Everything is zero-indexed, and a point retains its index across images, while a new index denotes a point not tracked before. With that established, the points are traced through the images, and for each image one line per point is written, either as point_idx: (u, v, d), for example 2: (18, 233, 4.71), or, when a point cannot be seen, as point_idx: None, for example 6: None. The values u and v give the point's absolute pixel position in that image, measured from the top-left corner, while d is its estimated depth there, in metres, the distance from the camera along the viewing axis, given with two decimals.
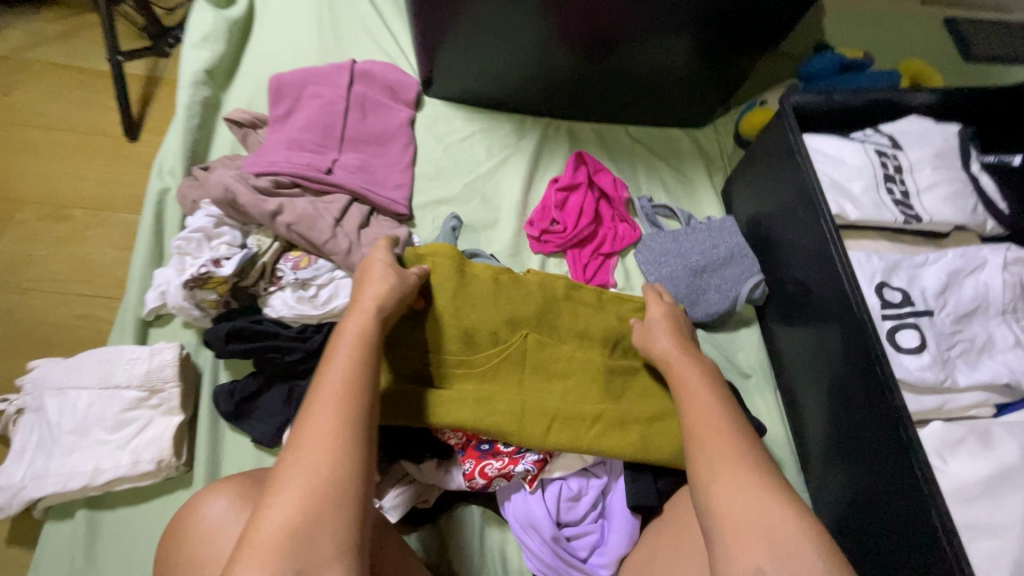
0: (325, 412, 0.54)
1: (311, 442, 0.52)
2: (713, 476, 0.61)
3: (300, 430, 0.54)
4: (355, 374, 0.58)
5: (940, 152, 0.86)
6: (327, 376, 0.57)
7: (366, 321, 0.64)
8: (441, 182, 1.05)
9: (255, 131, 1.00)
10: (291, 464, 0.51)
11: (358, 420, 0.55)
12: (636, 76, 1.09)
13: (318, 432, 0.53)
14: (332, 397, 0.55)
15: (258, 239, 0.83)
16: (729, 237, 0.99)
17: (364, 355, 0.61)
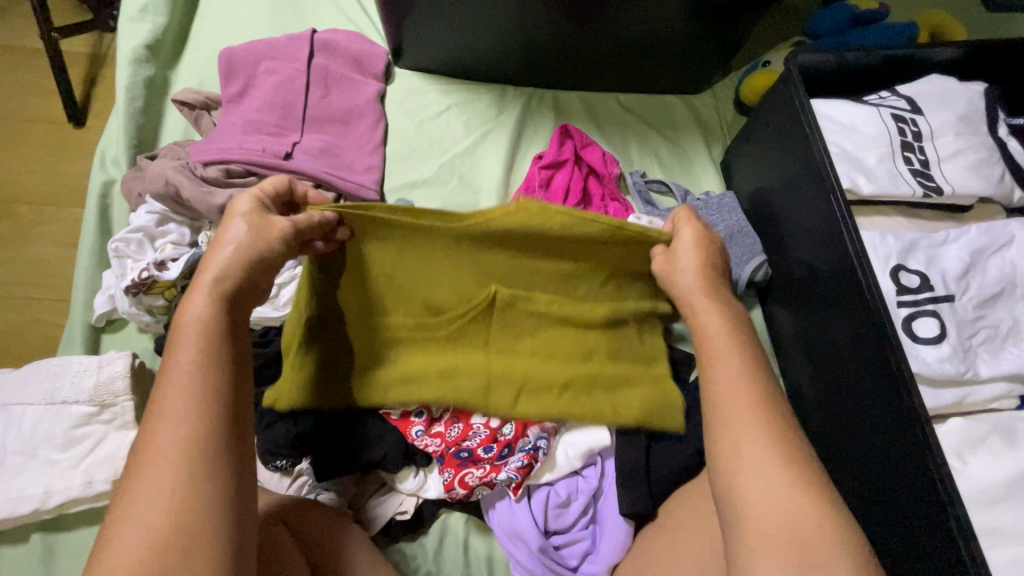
0: (171, 430, 0.46)
1: (150, 465, 0.45)
2: (729, 448, 0.54)
3: (144, 445, 0.46)
4: (205, 375, 0.49)
5: (964, 115, 0.77)
6: (169, 380, 0.48)
7: (211, 301, 0.53)
8: (415, 163, 0.97)
9: (208, 114, 0.92)
10: (132, 490, 0.44)
11: (215, 429, 0.47)
12: (625, 38, 0.99)
13: (160, 451, 0.45)
14: (179, 407, 0.47)
15: (208, 235, 0.75)
16: (729, 214, 0.91)
17: (211, 344, 0.50)
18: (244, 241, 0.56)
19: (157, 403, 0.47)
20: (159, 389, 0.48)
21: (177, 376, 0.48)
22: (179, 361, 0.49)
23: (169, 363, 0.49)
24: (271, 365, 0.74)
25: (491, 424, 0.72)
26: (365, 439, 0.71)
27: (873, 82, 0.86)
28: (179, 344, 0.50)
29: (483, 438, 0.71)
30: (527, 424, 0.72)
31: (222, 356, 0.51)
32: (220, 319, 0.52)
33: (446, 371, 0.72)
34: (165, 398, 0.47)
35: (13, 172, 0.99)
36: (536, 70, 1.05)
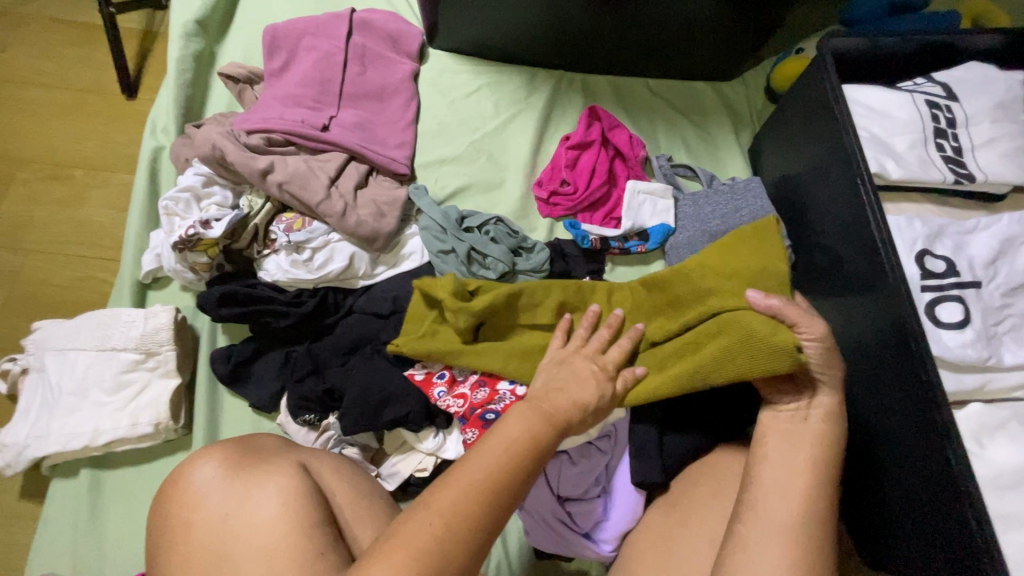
0: (462, 486, 0.52)
1: (438, 511, 0.50)
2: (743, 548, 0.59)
3: (432, 493, 0.52)
4: (494, 493, 0.52)
5: (1002, 102, 0.76)
6: (458, 483, 0.52)
7: (538, 421, 0.58)
8: (445, 141, 1.00)
9: (251, 87, 0.96)
10: (408, 526, 0.49)
11: (473, 529, 0.50)
12: (660, 23, 0.99)
13: (451, 501, 0.51)
14: (439, 518, 0.50)
15: (250, 199, 0.82)
16: (753, 199, 0.91)
17: (522, 464, 0.55)
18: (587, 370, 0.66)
19: (427, 500, 0.51)
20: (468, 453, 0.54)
21: (456, 488, 0.51)
22: (463, 467, 0.53)
23: (488, 447, 0.55)
24: (301, 326, 0.79)
25: (518, 391, 0.73)
26: (388, 396, 0.72)
27: (908, 68, 0.85)
28: (497, 455, 0.54)
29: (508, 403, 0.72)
30: None
31: (522, 478, 0.54)
32: (536, 444, 0.56)
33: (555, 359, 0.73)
34: (438, 494, 0.51)
35: (68, 138, 1.05)
36: (568, 53, 1.07)
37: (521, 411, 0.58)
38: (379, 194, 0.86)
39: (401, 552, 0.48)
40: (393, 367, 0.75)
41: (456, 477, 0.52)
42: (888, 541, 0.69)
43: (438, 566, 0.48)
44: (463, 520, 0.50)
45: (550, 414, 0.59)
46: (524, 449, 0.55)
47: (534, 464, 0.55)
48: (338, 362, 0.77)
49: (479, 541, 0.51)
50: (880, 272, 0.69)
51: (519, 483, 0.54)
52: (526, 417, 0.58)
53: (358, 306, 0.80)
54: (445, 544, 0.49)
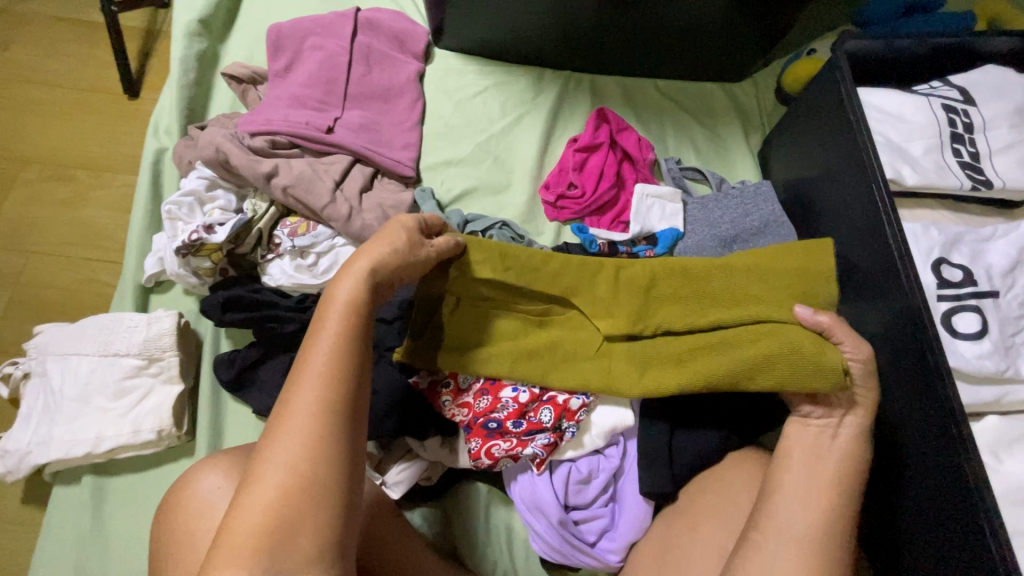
0: (307, 387, 0.51)
1: (295, 420, 0.49)
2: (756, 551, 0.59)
3: (281, 408, 0.51)
4: (344, 357, 0.52)
5: (1021, 107, 0.74)
6: (307, 367, 0.52)
7: (362, 284, 0.55)
8: (450, 142, 0.98)
9: (255, 87, 0.95)
10: (273, 444, 0.49)
11: (333, 414, 0.50)
12: (670, 23, 0.98)
13: (302, 407, 0.50)
14: (306, 403, 0.50)
15: (254, 202, 0.80)
16: (764, 204, 0.90)
17: (358, 327, 0.54)
18: (384, 246, 0.57)
19: (290, 388, 0.51)
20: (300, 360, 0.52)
21: (307, 373, 0.51)
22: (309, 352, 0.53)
23: (310, 352, 0.52)
24: (306, 330, 0.77)
25: (520, 399, 0.72)
26: (394, 404, 0.71)
27: (924, 71, 0.83)
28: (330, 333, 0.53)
29: (511, 412, 0.71)
30: (563, 410, 0.71)
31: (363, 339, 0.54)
32: (360, 312, 0.54)
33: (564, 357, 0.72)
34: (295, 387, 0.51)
35: (70, 138, 1.04)
36: (576, 53, 1.05)
37: (341, 283, 0.55)
38: (385, 197, 0.85)
39: (280, 445, 0.49)
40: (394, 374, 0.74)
41: (304, 370, 0.51)
42: (898, 551, 0.68)
43: (318, 434, 0.49)
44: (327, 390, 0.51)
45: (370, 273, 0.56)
46: (353, 314, 0.54)
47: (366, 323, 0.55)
48: None
49: (349, 397, 0.52)
50: (895, 280, 0.68)
51: (360, 341, 0.54)
52: (355, 286, 0.55)
53: None
54: (315, 419, 0.49)
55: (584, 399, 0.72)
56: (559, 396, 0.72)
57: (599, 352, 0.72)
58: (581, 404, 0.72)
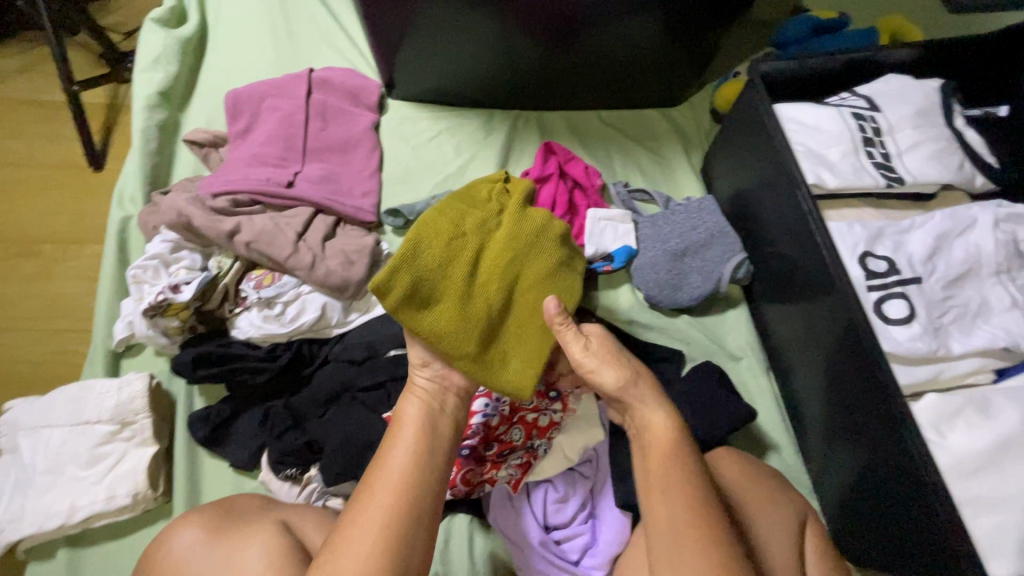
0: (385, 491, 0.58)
1: (367, 518, 0.56)
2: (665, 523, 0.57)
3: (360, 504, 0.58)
4: (413, 478, 0.59)
5: (921, 109, 0.81)
6: (385, 471, 0.59)
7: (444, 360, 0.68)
8: (409, 186, 1.04)
9: (216, 150, 0.99)
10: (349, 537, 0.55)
11: (409, 515, 0.57)
12: (604, 58, 1.06)
13: (377, 503, 0.57)
14: (383, 502, 0.57)
15: (219, 260, 0.83)
16: (709, 217, 0.96)
17: (428, 449, 0.62)
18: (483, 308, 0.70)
19: (368, 485, 0.59)
20: (378, 462, 0.61)
21: (373, 494, 0.58)
22: (379, 474, 0.60)
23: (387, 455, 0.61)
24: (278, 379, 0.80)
25: (490, 422, 0.74)
26: (369, 443, 0.73)
27: (835, 84, 0.91)
28: (399, 454, 0.61)
29: (483, 436, 0.74)
30: (532, 427, 0.75)
31: (437, 460, 0.62)
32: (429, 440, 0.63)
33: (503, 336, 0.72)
34: (364, 504, 0.58)
35: (36, 214, 1.07)
36: (521, 92, 1.13)
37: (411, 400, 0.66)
38: (347, 242, 0.88)
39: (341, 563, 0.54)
40: (365, 412, 0.76)
41: (377, 481, 0.59)
42: (870, 536, 0.71)
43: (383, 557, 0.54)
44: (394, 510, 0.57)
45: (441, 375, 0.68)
46: (427, 427, 0.63)
47: (442, 446, 0.63)
48: (317, 413, 0.78)
49: (418, 517, 0.58)
50: (828, 276, 0.73)
51: (431, 457, 0.62)
52: (432, 404, 0.66)
53: (332, 354, 0.82)
54: (383, 544, 0.54)
55: (553, 416, 0.76)
56: (526, 415, 0.75)
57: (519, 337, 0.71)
58: (550, 421, 0.76)
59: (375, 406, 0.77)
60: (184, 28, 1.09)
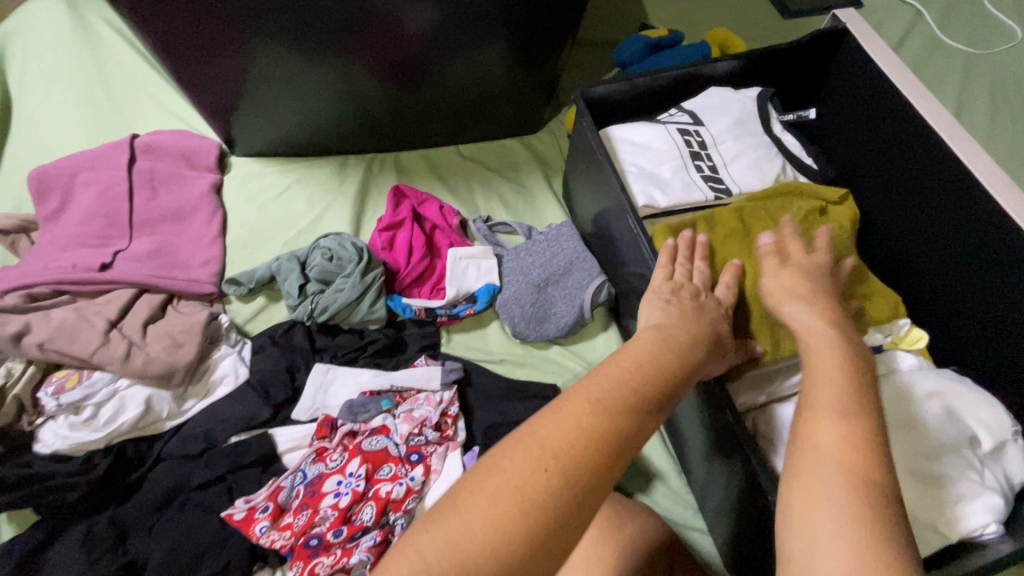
0: (533, 456, 0.39)
1: (486, 490, 0.38)
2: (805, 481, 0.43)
3: (486, 467, 0.40)
4: (599, 425, 0.42)
5: (739, 119, 0.84)
6: (535, 431, 0.41)
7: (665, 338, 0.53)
8: (258, 247, 0.97)
9: (26, 236, 0.89)
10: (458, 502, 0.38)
11: (542, 512, 0.37)
12: (451, 94, 1.04)
13: (510, 471, 0.39)
14: (515, 476, 0.38)
15: (10, 364, 0.72)
16: (567, 242, 0.94)
17: (598, 434, 0.42)
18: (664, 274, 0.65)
19: (507, 444, 0.41)
20: (536, 418, 0.43)
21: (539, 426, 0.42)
22: (562, 404, 0.43)
23: (551, 414, 0.43)
24: (95, 492, 0.70)
25: (341, 504, 0.69)
26: (202, 550, 0.67)
27: (666, 100, 0.92)
28: (595, 387, 0.45)
29: (331, 522, 0.68)
30: (387, 501, 0.70)
31: (639, 416, 0.44)
32: (607, 422, 0.43)
33: None
34: (554, 409, 0.43)
35: None
36: (375, 134, 1.09)
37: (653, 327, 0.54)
38: (174, 322, 0.80)
39: (479, 494, 0.38)
40: (202, 514, 0.70)
41: (526, 437, 0.41)
42: (750, 552, 0.71)
43: (557, 474, 0.39)
44: (566, 448, 0.40)
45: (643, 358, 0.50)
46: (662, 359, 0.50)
47: (661, 381, 0.48)
48: (146, 524, 0.69)
49: (591, 476, 0.40)
50: None
51: (610, 448, 0.41)
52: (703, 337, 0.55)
53: (165, 451, 0.74)
54: (490, 539, 0.36)
55: (411, 485, 0.72)
56: (381, 489, 0.71)
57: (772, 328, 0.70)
58: (407, 491, 0.72)
59: (213, 504, 0.71)
60: None
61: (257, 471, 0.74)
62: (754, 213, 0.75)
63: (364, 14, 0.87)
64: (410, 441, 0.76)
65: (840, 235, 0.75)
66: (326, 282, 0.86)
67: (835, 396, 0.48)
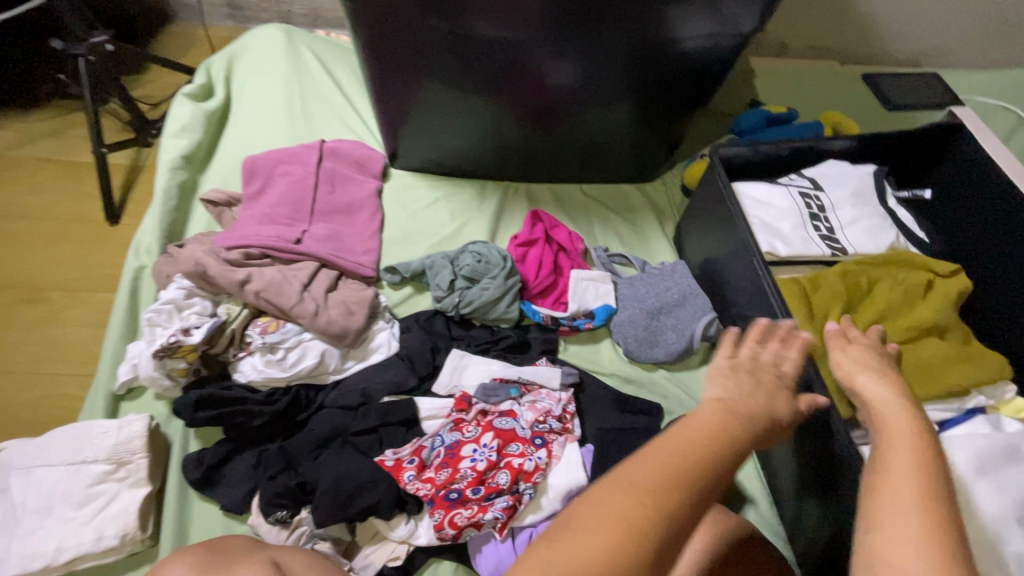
0: (613, 508, 0.48)
1: (578, 534, 0.47)
2: (879, 531, 0.48)
3: (579, 516, 0.49)
4: (675, 483, 0.50)
5: (857, 191, 0.94)
6: (624, 482, 0.50)
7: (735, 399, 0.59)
8: (408, 246, 1.13)
9: (230, 209, 1.08)
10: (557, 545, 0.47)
11: (632, 554, 0.46)
12: (585, 141, 1.20)
13: (601, 516, 0.48)
14: (604, 523, 0.47)
15: (228, 307, 0.89)
16: (680, 279, 1.05)
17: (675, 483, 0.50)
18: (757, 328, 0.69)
19: (594, 495, 0.50)
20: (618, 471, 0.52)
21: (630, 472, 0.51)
22: (634, 467, 0.52)
23: (634, 466, 0.52)
24: (274, 422, 0.84)
25: (479, 467, 0.79)
26: (359, 485, 0.76)
27: (787, 167, 1.04)
28: (684, 437, 0.54)
29: (470, 480, 0.78)
30: (518, 472, 0.79)
31: (711, 473, 0.52)
32: (686, 475, 0.51)
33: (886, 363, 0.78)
34: (637, 467, 0.52)
35: (51, 263, 1.12)
36: (512, 167, 1.26)
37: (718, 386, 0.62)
38: (348, 294, 0.94)
39: (575, 539, 0.47)
40: (358, 456, 0.80)
41: (606, 489, 0.50)
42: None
43: (637, 522, 0.47)
44: (645, 505, 0.48)
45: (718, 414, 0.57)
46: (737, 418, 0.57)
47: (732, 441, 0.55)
48: (309, 456, 0.82)
49: (665, 530, 0.48)
50: None
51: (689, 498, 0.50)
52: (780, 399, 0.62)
53: (328, 401, 0.87)
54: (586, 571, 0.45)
55: (538, 462, 0.81)
56: (512, 461, 0.81)
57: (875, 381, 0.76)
58: (535, 466, 0.81)
59: (367, 450, 0.82)
60: (210, 102, 1.21)
61: (402, 429, 0.85)
62: (856, 277, 0.85)
63: (519, 67, 1.04)
64: (536, 425, 0.86)
65: (929, 310, 0.82)
66: (475, 281, 0.99)
67: (909, 444, 0.55)
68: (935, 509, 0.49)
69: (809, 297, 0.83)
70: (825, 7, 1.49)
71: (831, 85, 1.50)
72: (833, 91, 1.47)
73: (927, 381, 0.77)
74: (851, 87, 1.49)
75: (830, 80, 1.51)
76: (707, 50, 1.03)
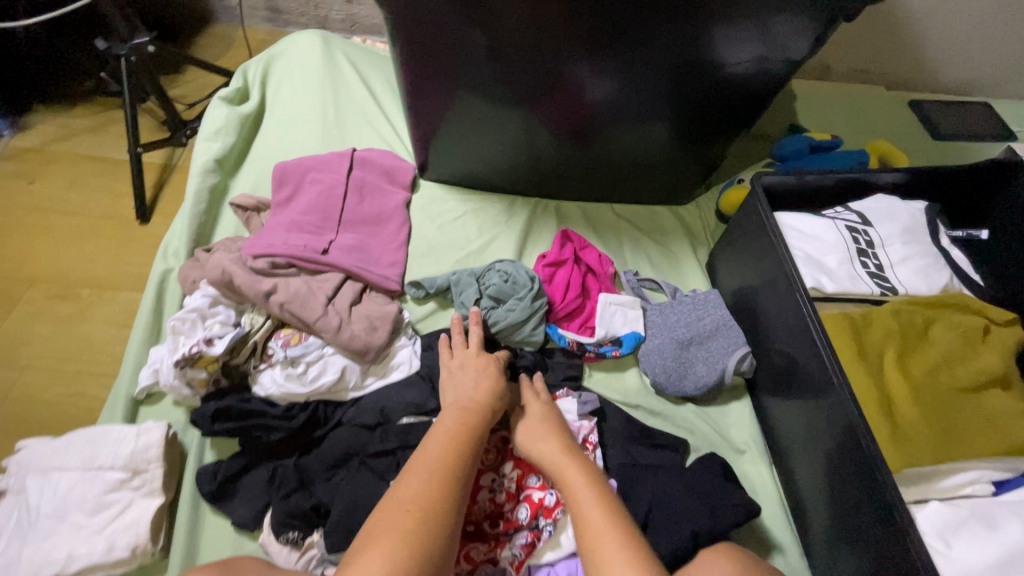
0: (409, 510, 0.60)
1: (389, 529, 0.58)
2: (586, 524, 0.65)
3: (377, 519, 0.61)
4: (425, 496, 0.62)
5: (908, 228, 0.89)
6: (400, 501, 0.62)
7: (458, 412, 0.75)
8: (433, 260, 1.11)
9: (258, 215, 1.07)
10: (374, 541, 0.58)
11: (428, 540, 0.58)
12: (619, 160, 1.17)
13: (396, 512, 0.60)
14: (396, 519, 0.59)
15: (252, 316, 0.88)
16: (713, 309, 1.01)
17: (416, 500, 0.62)
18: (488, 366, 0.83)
19: (381, 508, 0.62)
20: (395, 487, 0.64)
21: (406, 481, 0.64)
22: (403, 482, 0.64)
23: (406, 482, 0.64)
24: (292, 437, 0.82)
25: (497, 499, 0.77)
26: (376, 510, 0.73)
27: (832, 198, 0.99)
28: (430, 457, 0.67)
29: (489, 513, 0.76)
30: (539, 507, 0.76)
31: (454, 483, 0.65)
32: (440, 481, 0.64)
33: (943, 416, 0.73)
34: (406, 484, 0.64)
35: (80, 259, 1.13)
36: (543, 184, 1.24)
37: (454, 412, 0.74)
38: (372, 309, 0.93)
39: (383, 533, 0.58)
40: (374, 479, 0.78)
41: (400, 491, 0.63)
42: None
43: (430, 514, 0.61)
44: (422, 508, 0.61)
45: (448, 434, 0.71)
46: (465, 429, 0.72)
47: (464, 450, 0.69)
48: (324, 475, 0.80)
49: (445, 529, 0.60)
50: (827, 374, 0.76)
51: (416, 499, 0.62)
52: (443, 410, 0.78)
53: (346, 417, 0.85)
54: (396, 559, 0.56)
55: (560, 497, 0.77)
56: (532, 494, 0.78)
57: (931, 435, 0.71)
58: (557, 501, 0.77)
59: (384, 473, 0.78)
60: (245, 106, 1.22)
61: None
62: (911, 319, 0.79)
63: (555, 81, 1.02)
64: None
65: (993, 358, 0.77)
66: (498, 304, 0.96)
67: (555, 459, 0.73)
68: (598, 492, 0.68)
69: (861, 338, 0.78)
70: (874, 32, 1.44)
71: (877, 111, 1.44)
72: (879, 117, 1.42)
73: (988, 438, 0.72)
74: (899, 115, 1.43)
75: (877, 106, 1.45)
76: (754, 73, 1.00)
